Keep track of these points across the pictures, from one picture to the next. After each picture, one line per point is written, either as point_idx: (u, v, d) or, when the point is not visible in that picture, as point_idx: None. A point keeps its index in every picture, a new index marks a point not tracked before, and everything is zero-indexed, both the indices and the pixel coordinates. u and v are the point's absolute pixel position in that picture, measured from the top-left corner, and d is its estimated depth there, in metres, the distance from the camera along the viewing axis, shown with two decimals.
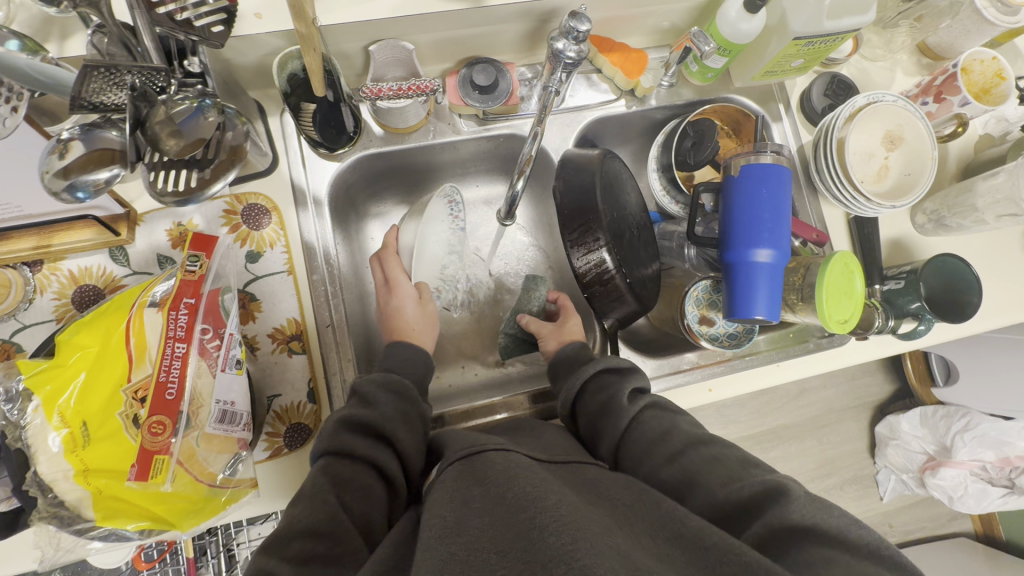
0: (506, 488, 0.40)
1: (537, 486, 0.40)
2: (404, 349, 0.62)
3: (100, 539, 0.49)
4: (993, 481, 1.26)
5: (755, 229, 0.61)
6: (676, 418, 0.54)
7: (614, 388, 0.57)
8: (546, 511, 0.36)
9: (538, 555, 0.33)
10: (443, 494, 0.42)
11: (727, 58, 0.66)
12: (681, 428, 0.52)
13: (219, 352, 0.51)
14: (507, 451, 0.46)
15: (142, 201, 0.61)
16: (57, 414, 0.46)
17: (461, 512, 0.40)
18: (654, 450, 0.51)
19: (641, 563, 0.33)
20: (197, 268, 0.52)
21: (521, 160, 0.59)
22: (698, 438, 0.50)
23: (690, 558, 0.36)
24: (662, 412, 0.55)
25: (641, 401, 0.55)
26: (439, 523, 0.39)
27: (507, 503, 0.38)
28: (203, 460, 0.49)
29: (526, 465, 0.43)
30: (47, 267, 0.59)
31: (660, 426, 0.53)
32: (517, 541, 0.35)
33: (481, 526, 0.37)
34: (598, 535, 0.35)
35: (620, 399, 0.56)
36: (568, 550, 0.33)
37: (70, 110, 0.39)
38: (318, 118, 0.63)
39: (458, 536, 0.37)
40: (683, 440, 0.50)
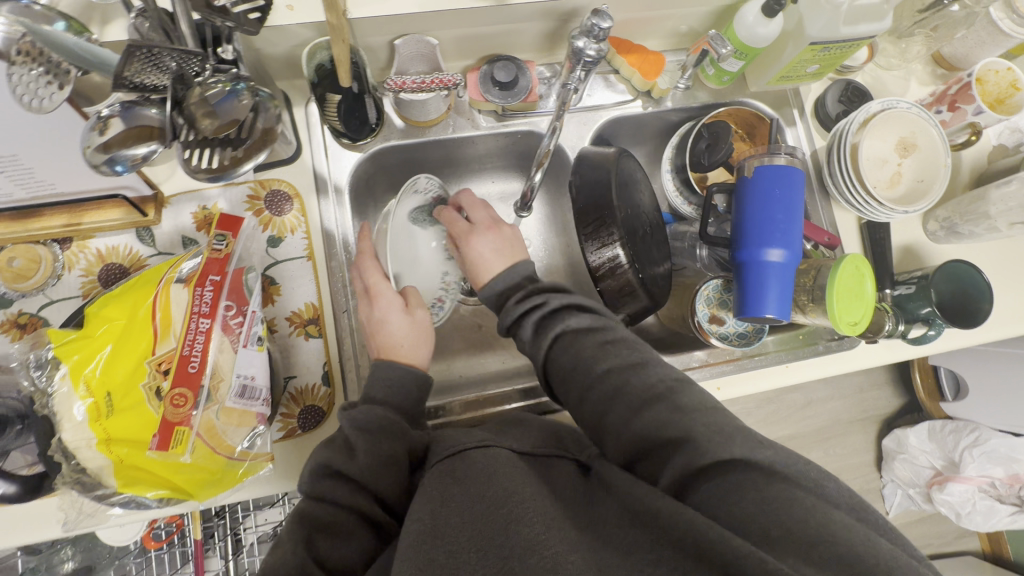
0: (486, 487, 0.42)
1: (515, 481, 0.43)
2: (392, 369, 0.56)
3: (120, 507, 0.50)
4: (1003, 499, 1.24)
5: (768, 229, 0.61)
6: (583, 343, 0.50)
7: (518, 332, 0.55)
8: (525, 509, 0.40)
9: (514, 548, 0.37)
10: (424, 494, 0.44)
11: (743, 61, 0.68)
12: (588, 358, 0.49)
13: (241, 329, 0.52)
14: (487, 447, 0.48)
15: (169, 184, 0.63)
16: (83, 384, 0.47)
17: (440, 511, 0.41)
18: (566, 386, 0.50)
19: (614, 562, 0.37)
20: (223, 247, 0.53)
21: (540, 154, 0.60)
22: (608, 368, 0.48)
23: None
24: (568, 341, 0.51)
25: (548, 338, 0.52)
26: (417, 527, 0.40)
27: (487, 501, 0.41)
28: (222, 433, 0.50)
29: (506, 460, 0.46)
30: (76, 245, 0.61)
31: (568, 361, 0.50)
32: (495, 538, 0.38)
33: (461, 523, 0.40)
34: (568, 533, 0.39)
35: (528, 343, 0.54)
36: (540, 540, 0.37)
37: (112, 88, 0.40)
38: (342, 108, 0.66)
39: (437, 537, 0.39)
40: (591, 376, 0.48)
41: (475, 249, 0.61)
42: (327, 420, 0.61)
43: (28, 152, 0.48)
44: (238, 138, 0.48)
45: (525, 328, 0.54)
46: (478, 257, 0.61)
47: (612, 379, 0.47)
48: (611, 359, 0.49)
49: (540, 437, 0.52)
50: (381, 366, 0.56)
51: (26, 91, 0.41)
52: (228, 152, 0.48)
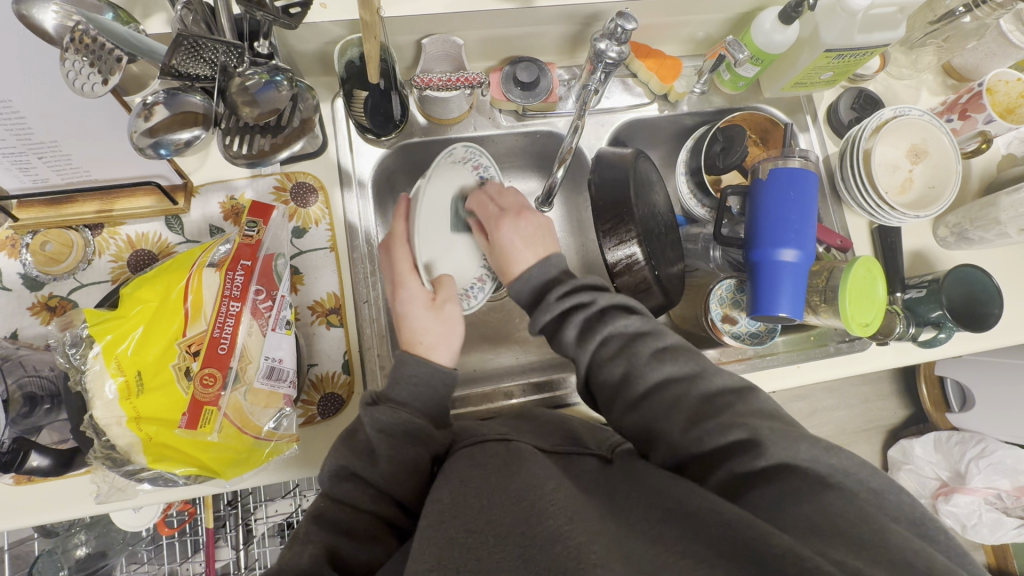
0: (507, 477, 0.43)
1: (538, 473, 0.43)
2: (413, 368, 0.55)
3: (149, 483, 0.52)
4: (1009, 511, 1.24)
5: (781, 229, 0.63)
6: (636, 349, 0.52)
7: (560, 334, 0.55)
8: (546, 497, 0.39)
9: (533, 536, 0.36)
10: (444, 481, 0.45)
11: (758, 67, 0.69)
12: (642, 365, 0.51)
13: (270, 312, 0.53)
14: (508, 442, 0.49)
15: (199, 174, 0.65)
16: (114, 362, 0.49)
17: (459, 494, 0.43)
18: (615, 394, 0.52)
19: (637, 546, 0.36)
20: (254, 234, 0.55)
21: (562, 152, 0.62)
22: (662, 378, 0.50)
23: None
24: (619, 346, 0.53)
25: (595, 341, 0.53)
26: (437, 508, 0.42)
27: (508, 492, 0.41)
28: (248, 413, 0.51)
29: (527, 454, 0.47)
30: (107, 231, 0.63)
31: (619, 368, 0.52)
32: (515, 526, 0.38)
33: (482, 508, 0.41)
34: (592, 521, 0.38)
35: (572, 344, 0.55)
36: (563, 531, 0.36)
37: (160, 76, 0.42)
38: (368, 105, 0.67)
39: (455, 518, 0.40)
40: (644, 384, 0.50)
41: (503, 236, 0.61)
42: (345, 407, 0.62)
43: (70, 138, 0.50)
44: (276, 126, 0.50)
45: (570, 329, 0.55)
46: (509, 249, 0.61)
47: (667, 388, 0.49)
48: (668, 367, 0.51)
49: (559, 435, 0.54)
50: (403, 361, 0.56)
51: (78, 76, 0.42)
52: (268, 139, 0.50)
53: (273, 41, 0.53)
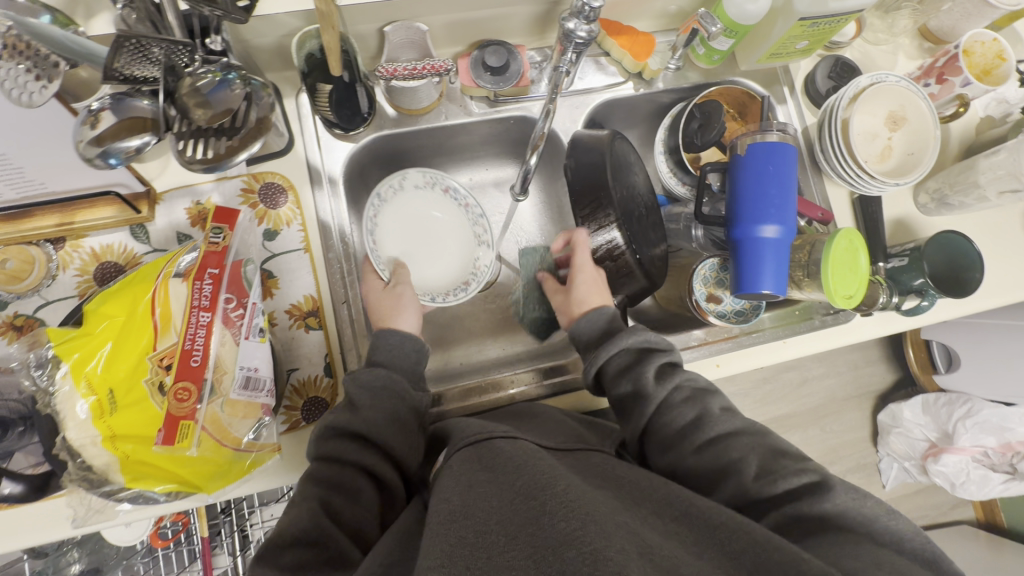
0: (516, 476, 0.42)
1: (545, 473, 0.42)
2: (390, 337, 0.61)
3: (129, 502, 0.50)
4: (995, 467, 1.26)
5: (762, 206, 0.62)
6: (707, 400, 0.56)
7: (638, 370, 0.58)
8: (556, 495, 0.39)
9: (547, 536, 0.36)
10: (452, 480, 0.45)
11: (732, 40, 0.68)
12: (714, 414, 0.55)
13: (242, 321, 0.52)
14: (513, 438, 0.49)
15: (162, 180, 0.63)
16: (85, 381, 0.47)
17: (467, 496, 0.41)
18: (680, 438, 0.54)
19: (651, 541, 0.36)
20: (220, 240, 0.53)
21: (534, 137, 0.60)
22: (730, 429, 0.54)
23: (697, 535, 0.39)
24: (690, 393, 0.57)
25: (671, 384, 0.57)
26: (446, 509, 0.40)
27: (516, 489, 0.40)
28: (226, 425, 0.50)
29: (534, 453, 0.46)
30: (70, 244, 0.60)
31: (689, 411, 0.55)
32: (525, 526, 0.37)
33: (490, 508, 0.40)
34: (606, 521, 0.37)
35: (648, 381, 0.57)
36: (576, 534, 0.35)
37: (104, 80, 0.41)
38: (334, 98, 0.64)
39: (464, 519, 0.39)
40: (714, 430, 0.54)
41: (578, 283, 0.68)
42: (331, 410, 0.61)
43: (20, 152, 0.48)
44: (232, 128, 0.47)
45: (651, 367, 0.57)
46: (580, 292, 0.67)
47: (734, 439, 0.53)
48: (729, 423, 0.55)
49: (561, 435, 0.54)
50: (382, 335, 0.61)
51: (14, 86, 0.39)
52: (222, 142, 0.47)
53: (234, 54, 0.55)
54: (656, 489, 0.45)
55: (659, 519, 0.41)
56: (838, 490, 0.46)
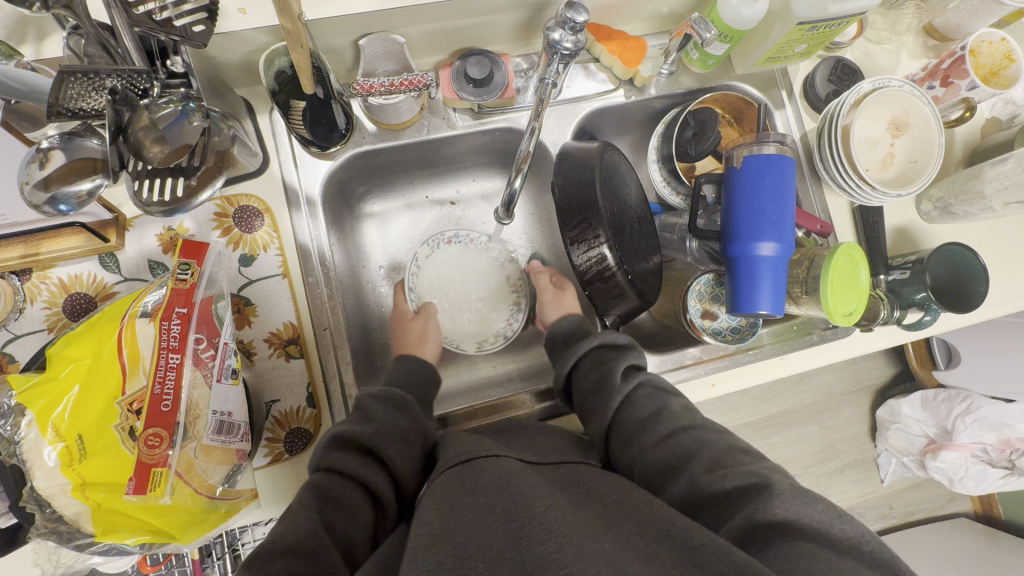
0: (497, 498, 0.41)
1: (527, 492, 0.41)
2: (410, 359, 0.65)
3: (101, 553, 0.49)
4: (994, 463, 1.25)
5: (759, 222, 0.59)
6: (669, 397, 0.54)
7: (606, 366, 0.58)
8: (536, 519, 0.38)
9: (524, 561, 0.35)
10: (433, 502, 0.43)
11: (728, 45, 0.65)
12: (675, 410, 0.52)
13: (213, 362, 0.50)
14: (497, 458, 0.46)
15: (131, 205, 0.60)
16: (51, 428, 0.45)
17: (448, 518, 0.41)
18: (641, 433, 0.52)
19: (627, 565, 0.35)
20: (188, 277, 0.50)
21: (519, 156, 0.57)
22: (690, 424, 0.51)
23: (677, 557, 0.36)
24: (655, 391, 0.55)
25: (636, 381, 0.56)
26: (426, 532, 0.40)
27: (497, 513, 0.40)
28: (202, 472, 0.49)
29: (517, 471, 0.44)
30: (37, 275, 0.58)
31: (651, 406, 0.54)
32: (505, 549, 0.37)
33: (470, 532, 0.39)
34: (585, 541, 0.36)
35: (614, 375, 0.56)
36: (554, 558, 0.35)
37: (47, 117, 0.38)
38: (308, 115, 0.61)
39: (444, 544, 0.38)
40: (673, 423, 0.51)
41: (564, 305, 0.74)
42: (313, 444, 0.59)
43: None
44: (191, 166, 0.46)
45: (619, 363, 0.57)
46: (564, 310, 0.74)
47: (694, 433, 0.50)
48: (694, 421, 0.52)
49: (544, 451, 0.52)
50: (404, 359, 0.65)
51: None
52: (181, 181, 0.45)
53: (200, 75, 0.52)
54: (639, 506, 0.43)
55: (640, 539, 0.39)
56: (786, 496, 0.40)
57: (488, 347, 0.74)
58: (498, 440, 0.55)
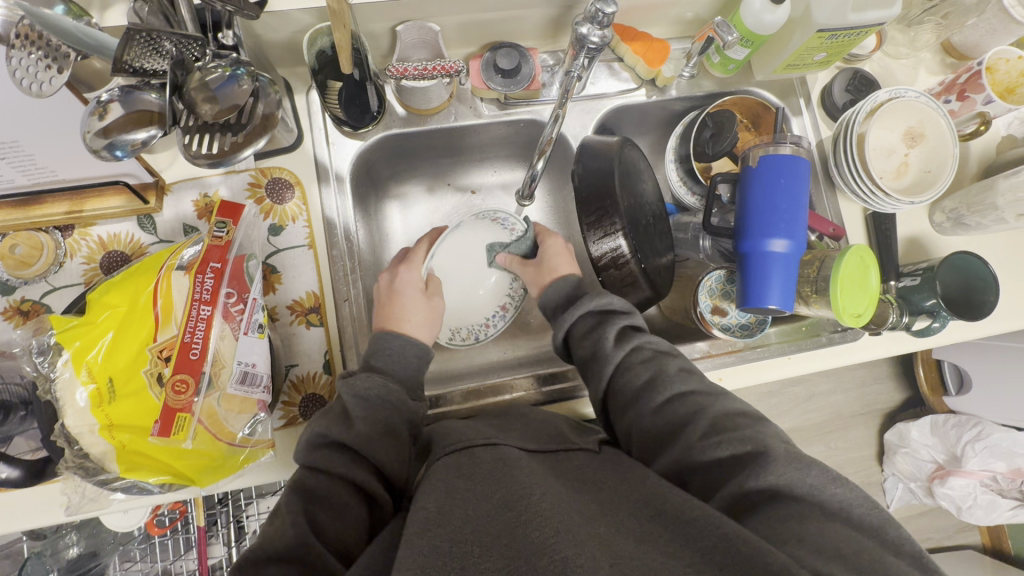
0: (494, 488, 0.41)
1: (528, 481, 0.41)
2: (391, 343, 0.59)
3: (123, 492, 0.52)
4: (1004, 493, 1.22)
5: (772, 219, 0.61)
6: (664, 361, 0.55)
7: (599, 333, 0.58)
8: (531, 506, 0.38)
9: (522, 548, 0.35)
10: (429, 487, 0.43)
11: (749, 49, 0.67)
12: (670, 373, 0.53)
13: (242, 316, 0.53)
14: (494, 446, 0.47)
15: (171, 171, 0.63)
16: (85, 370, 0.47)
17: (444, 503, 0.40)
18: (637, 398, 0.53)
19: (623, 551, 0.34)
20: (224, 235, 0.53)
21: (542, 142, 0.60)
22: (685, 389, 0.52)
23: (671, 534, 0.37)
24: (650, 354, 0.56)
25: (630, 345, 0.56)
26: (421, 515, 0.39)
27: (494, 501, 0.40)
28: (223, 419, 0.51)
29: (515, 461, 0.45)
30: (78, 232, 0.61)
31: (646, 372, 0.54)
32: (500, 538, 0.36)
33: (466, 517, 0.39)
34: (580, 525, 0.37)
35: (606, 343, 0.56)
36: (550, 543, 0.34)
37: (113, 73, 0.41)
38: (344, 96, 0.65)
39: (440, 527, 0.37)
40: (668, 389, 0.52)
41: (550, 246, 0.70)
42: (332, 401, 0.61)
43: (29, 138, 0.48)
44: (237, 124, 0.49)
45: (610, 329, 0.57)
46: (551, 260, 0.68)
47: (691, 399, 0.51)
48: (691, 383, 0.53)
49: (544, 435, 0.54)
50: (381, 339, 0.60)
51: (25, 75, 0.41)
52: (228, 138, 0.48)
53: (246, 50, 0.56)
54: (635, 486, 0.44)
55: (635, 520, 0.39)
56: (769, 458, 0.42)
57: (458, 342, 0.73)
58: (493, 425, 0.56)
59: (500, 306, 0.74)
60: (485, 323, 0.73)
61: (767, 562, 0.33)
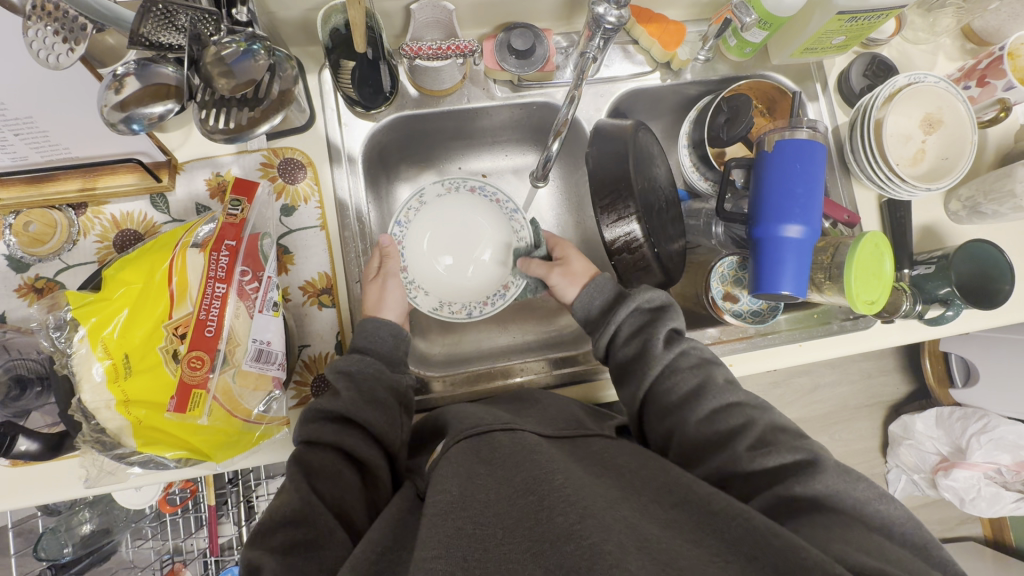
0: (515, 471, 0.41)
1: (547, 465, 0.41)
2: (370, 324, 0.59)
3: (139, 466, 0.52)
4: (1008, 485, 1.23)
5: (787, 205, 0.60)
6: (713, 371, 0.55)
7: (647, 332, 0.57)
8: (556, 492, 0.38)
9: (545, 532, 0.35)
10: (449, 470, 0.44)
11: (766, 32, 0.66)
12: (718, 382, 0.54)
13: (257, 294, 0.52)
14: (513, 431, 0.48)
15: (184, 150, 0.63)
16: (101, 345, 0.48)
17: (466, 487, 0.41)
18: (684, 404, 0.53)
19: (648, 534, 0.35)
20: (238, 213, 0.54)
21: (557, 124, 0.59)
22: (734, 399, 0.53)
23: (698, 523, 0.38)
24: (697, 361, 0.56)
25: (678, 349, 0.56)
26: (444, 499, 0.40)
27: (515, 484, 0.40)
28: (238, 396, 0.51)
29: (534, 445, 0.45)
30: (91, 210, 0.61)
31: (693, 378, 0.54)
32: (523, 521, 0.37)
33: (487, 501, 0.39)
34: (605, 512, 0.36)
35: (656, 344, 0.56)
36: (576, 529, 0.34)
37: (130, 46, 0.41)
38: (356, 76, 0.64)
39: (463, 511, 0.38)
40: (717, 399, 0.53)
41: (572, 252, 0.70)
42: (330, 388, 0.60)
43: (44, 113, 0.47)
44: (255, 99, 0.48)
45: (661, 330, 0.57)
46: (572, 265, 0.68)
47: (739, 410, 0.52)
48: (739, 394, 0.53)
49: (561, 421, 0.54)
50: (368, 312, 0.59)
51: (42, 47, 0.40)
52: (245, 113, 0.48)
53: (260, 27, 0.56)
54: (659, 474, 0.44)
55: (659, 507, 0.39)
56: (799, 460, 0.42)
57: (445, 313, 0.71)
58: (509, 411, 0.56)
59: (502, 285, 0.74)
60: (482, 301, 0.72)
61: (801, 557, 0.33)
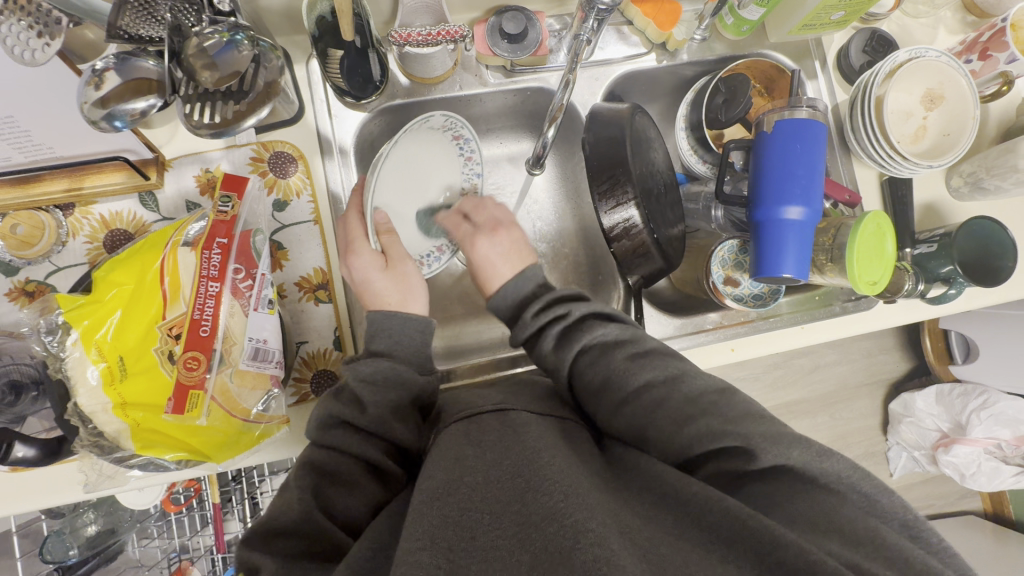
0: (504, 453, 0.40)
1: (537, 444, 0.41)
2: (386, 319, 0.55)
3: (140, 468, 0.51)
4: (1008, 460, 1.24)
5: (787, 185, 0.59)
6: (610, 358, 0.50)
7: (540, 344, 0.54)
8: (542, 472, 0.37)
9: (532, 513, 0.35)
10: (438, 454, 0.42)
11: (764, 9, 0.64)
12: (620, 369, 0.48)
13: (251, 292, 0.51)
14: (503, 412, 0.47)
15: (171, 146, 0.61)
16: (95, 348, 0.47)
17: (452, 471, 0.40)
18: (598, 403, 0.49)
19: (631, 520, 0.35)
20: (229, 210, 0.53)
21: (553, 109, 0.58)
22: (641, 382, 0.47)
23: (673, 508, 0.37)
24: (597, 353, 0.51)
25: (575, 349, 0.52)
26: (430, 484, 0.39)
27: (504, 465, 0.39)
28: (236, 396, 0.51)
29: (522, 424, 0.45)
30: (79, 211, 0.59)
31: (597, 375, 0.49)
32: (511, 503, 0.36)
33: (474, 482, 0.38)
34: (588, 493, 0.36)
35: (550, 354, 0.53)
36: (560, 508, 0.34)
37: (108, 39, 0.41)
38: (345, 66, 0.62)
39: (448, 496, 0.37)
40: (622, 388, 0.48)
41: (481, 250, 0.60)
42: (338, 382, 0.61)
43: (27, 114, 0.45)
44: (240, 92, 0.47)
45: (550, 338, 0.53)
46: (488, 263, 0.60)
47: (648, 393, 0.46)
48: (647, 371, 0.48)
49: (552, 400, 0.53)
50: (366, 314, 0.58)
51: (15, 41, 0.38)
52: (231, 106, 0.47)
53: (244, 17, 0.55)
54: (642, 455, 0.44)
55: (642, 491, 0.39)
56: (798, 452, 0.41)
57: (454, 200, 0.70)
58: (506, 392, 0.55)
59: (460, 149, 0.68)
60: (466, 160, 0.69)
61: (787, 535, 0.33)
